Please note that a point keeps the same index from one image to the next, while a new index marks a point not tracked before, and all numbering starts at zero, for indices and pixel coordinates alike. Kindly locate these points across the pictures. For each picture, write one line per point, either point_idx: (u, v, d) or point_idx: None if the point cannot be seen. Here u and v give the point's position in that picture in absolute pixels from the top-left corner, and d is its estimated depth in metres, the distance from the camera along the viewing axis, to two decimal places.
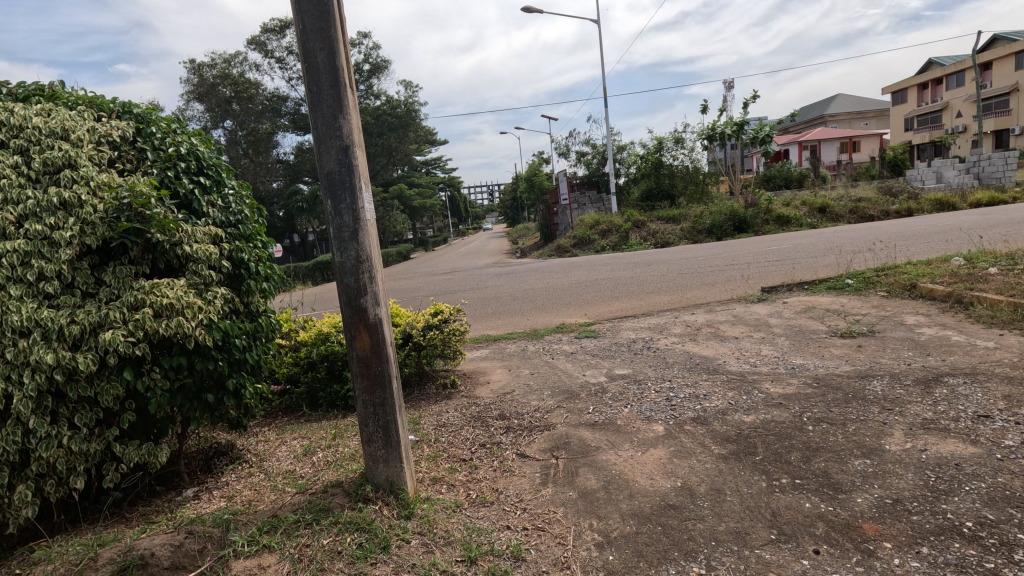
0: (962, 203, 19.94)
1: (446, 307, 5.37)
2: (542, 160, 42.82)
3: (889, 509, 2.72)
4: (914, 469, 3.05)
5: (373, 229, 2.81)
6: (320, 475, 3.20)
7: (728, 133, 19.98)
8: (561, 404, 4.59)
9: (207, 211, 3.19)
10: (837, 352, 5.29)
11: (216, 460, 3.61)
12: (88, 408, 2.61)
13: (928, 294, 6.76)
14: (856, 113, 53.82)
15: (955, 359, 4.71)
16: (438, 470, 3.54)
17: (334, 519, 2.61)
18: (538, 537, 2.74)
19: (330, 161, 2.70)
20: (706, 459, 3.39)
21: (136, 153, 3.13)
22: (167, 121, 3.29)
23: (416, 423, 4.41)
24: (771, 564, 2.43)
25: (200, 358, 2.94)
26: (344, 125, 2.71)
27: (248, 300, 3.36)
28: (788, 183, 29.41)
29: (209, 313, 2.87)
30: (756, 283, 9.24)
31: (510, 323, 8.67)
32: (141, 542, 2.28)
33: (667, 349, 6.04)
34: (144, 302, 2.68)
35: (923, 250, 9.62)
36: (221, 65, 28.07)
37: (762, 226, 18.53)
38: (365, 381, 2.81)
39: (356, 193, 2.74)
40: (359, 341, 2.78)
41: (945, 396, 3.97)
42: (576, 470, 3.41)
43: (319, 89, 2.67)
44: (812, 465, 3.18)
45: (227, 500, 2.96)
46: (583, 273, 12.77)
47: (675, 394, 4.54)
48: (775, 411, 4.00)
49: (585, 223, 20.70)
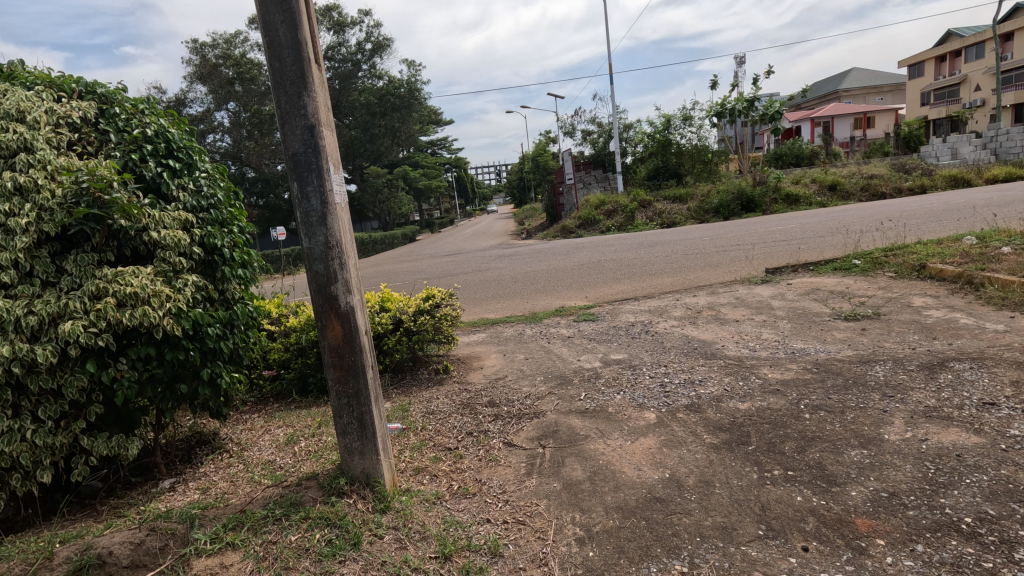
0: (977, 179, 19.42)
1: (438, 291, 5.29)
2: (547, 140, 42.20)
3: (884, 504, 2.60)
4: (914, 460, 2.93)
5: (342, 213, 2.68)
6: (298, 466, 3.13)
7: (738, 109, 19.50)
8: (553, 390, 4.49)
9: (177, 195, 3.08)
10: (839, 336, 5.14)
11: (198, 449, 3.55)
12: (52, 401, 2.54)
13: (937, 275, 6.55)
14: (870, 88, 52.52)
15: (962, 343, 4.55)
16: (422, 459, 3.46)
17: (304, 515, 2.54)
18: (518, 531, 2.66)
19: (295, 141, 2.56)
20: (697, 448, 3.28)
21: (99, 134, 3.01)
22: (133, 102, 3.16)
23: (405, 410, 4.32)
24: (757, 562, 2.32)
25: (169, 348, 2.86)
26: (309, 103, 2.56)
27: (223, 288, 3.27)
28: (798, 161, 28.87)
29: (178, 302, 2.79)
30: (761, 263, 9.04)
31: (509, 306, 8.54)
32: (100, 540, 2.23)
33: (665, 332, 5.92)
34: (106, 292, 2.58)
35: (935, 229, 9.37)
36: (223, 46, 27.68)
37: (770, 205, 18.18)
38: (338, 371, 2.71)
39: (323, 175, 2.59)
40: (331, 331, 2.67)
41: (950, 382, 3.82)
42: (563, 460, 3.32)
43: (282, 65, 2.53)
44: (806, 456, 3.07)
45: (201, 493, 2.90)
46: (587, 255, 12.61)
47: (670, 379, 4.43)
48: (772, 398, 3.87)
49: (591, 204, 20.46)
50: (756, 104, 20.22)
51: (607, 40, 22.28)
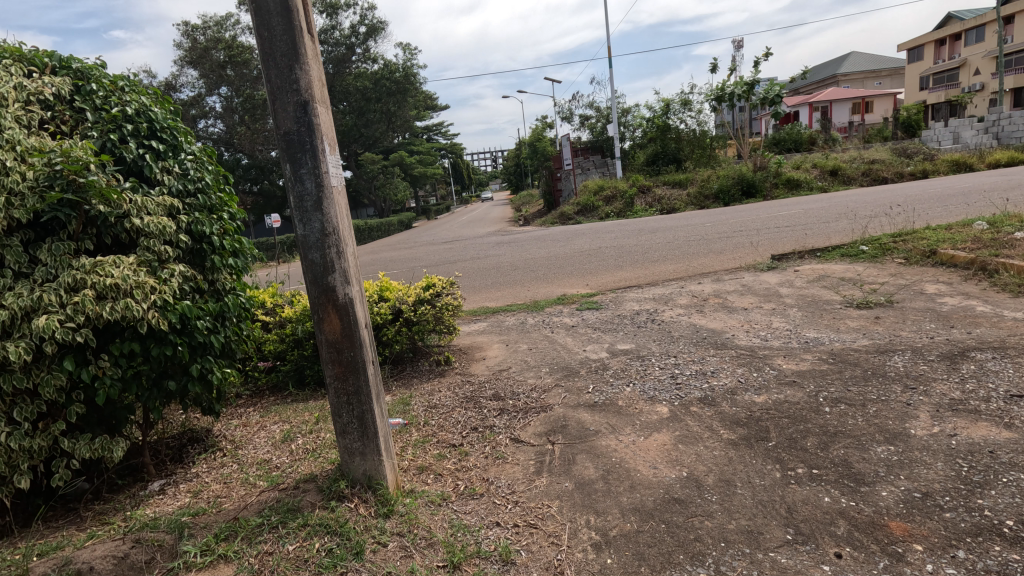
0: (979, 164, 19.29)
1: (438, 280, 5.11)
2: (545, 125, 41.67)
3: (918, 505, 2.45)
4: (945, 457, 2.78)
5: (339, 196, 2.49)
6: (295, 466, 2.97)
7: (738, 93, 19.19)
8: (559, 381, 4.33)
9: (161, 179, 2.88)
10: (853, 324, 4.98)
11: (190, 447, 3.36)
12: (28, 401, 2.34)
13: (948, 261, 6.39)
14: (868, 72, 52.15)
15: (981, 332, 4.40)
16: (425, 457, 3.30)
17: (302, 522, 2.38)
18: (529, 536, 2.51)
19: (287, 119, 2.36)
20: (715, 445, 3.12)
21: (74, 112, 2.79)
22: (111, 78, 2.94)
23: (407, 404, 4.15)
24: (787, 570, 2.18)
25: (155, 343, 2.66)
26: (301, 77, 2.35)
27: (213, 278, 3.08)
28: (797, 146, 28.66)
29: (163, 294, 2.61)
30: (765, 249, 8.88)
31: (509, 294, 8.36)
32: (81, 554, 2.08)
33: (672, 321, 5.77)
34: (84, 283, 2.39)
35: (943, 214, 9.21)
36: (213, 29, 26.95)
37: (771, 190, 17.96)
38: (336, 368, 2.53)
39: (318, 156, 2.39)
40: (328, 324, 2.49)
41: (974, 372, 3.68)
42: (573, 457, 3.17)
43: (271, 35, 2.31)
44: (830, 453, 2.92)
45: (193, 496, 2.73)
46: (586, 241, 12.41)
47: (681, 371, 4.26)
48: (789, 390, 3.72)
49: (590, 189, 20.24)
50: (757, 88, 19.92)
51: (607, 23, 21.85)
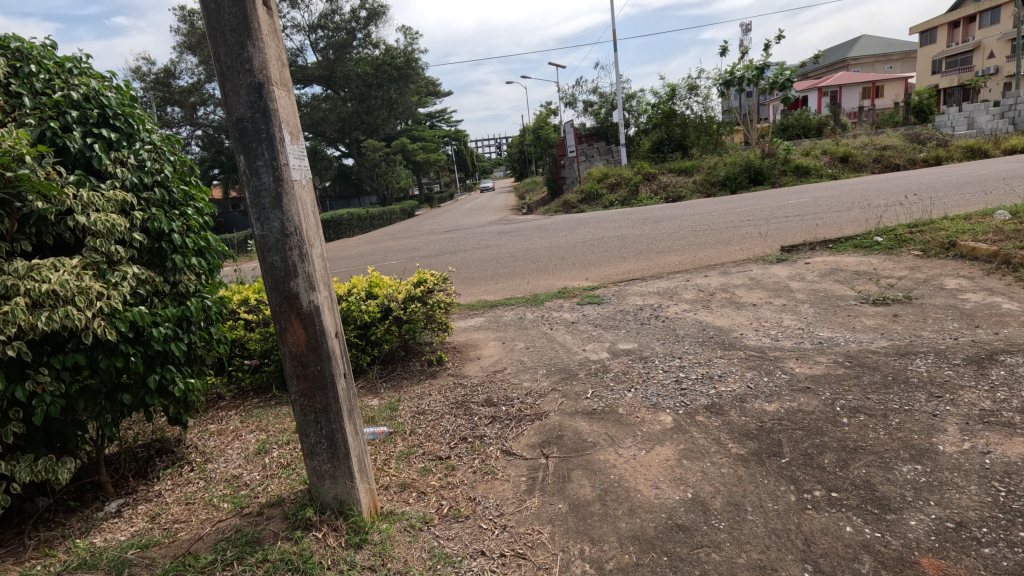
0: (993, 151, 18.72)
1: (430, 275, 4.83)
2: (549, 112, 41.02)
3: (952, 537, 2.19)
4: (979, 480, 2.50)
5: (302, 191, 2.21)
6: (265, 485, 2.73)
7: (747, 78, 18.64)
8: (556, 385, 4.07)
9: (113, 171, 2.63)
10: (869, 323, 4.69)
11: (156, 460, 3.12)
12: None
13: (969, 254, 6.05)
14: (879, 55, 51.06)
15: (1010, 333, 4.09)
16: (409, 472, 3.06)
17: (262, 557, 2.15)
18: (517, 568, 2.26)
19: (240, 104, 2.08)
20: (722, 461, 2.86)
21: (11, 97, 2.51)
22: (56, 59, 2.66)
23: (394, 409, 3.91)
24: None
25: (105, 354, 2.42)
26: (255, 56, 2.07)
27: (175, 279, 2.83)
28: (805, 132, 28.04)
29: (111, 301, 2.35)
30: (774, 240, 8.55)
31: (509, 287, 8.07)
32: None
33: (677, 317, 5.48)
34: (15, 290, 2.12)
35: (961, 203, 8.83)
36: None
37: (779, 177, 17.51)
38: (302, 383, 2.27)
39: (275, 146, 2.11)
40: (293, 335, 2.23)
41: (1005, 379, 3.38)
42: (568, 475, 2.90)
43: (218, 7, 2.03)
44: (851, 473, 2.65)
45: (149, 520, 2.51)
46: (589, 231, 12.07)
47: (686, 375, 3.98)
48: (802, 398, 3.44)
49: (594, 177, 19.85)
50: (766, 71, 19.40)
51: None
